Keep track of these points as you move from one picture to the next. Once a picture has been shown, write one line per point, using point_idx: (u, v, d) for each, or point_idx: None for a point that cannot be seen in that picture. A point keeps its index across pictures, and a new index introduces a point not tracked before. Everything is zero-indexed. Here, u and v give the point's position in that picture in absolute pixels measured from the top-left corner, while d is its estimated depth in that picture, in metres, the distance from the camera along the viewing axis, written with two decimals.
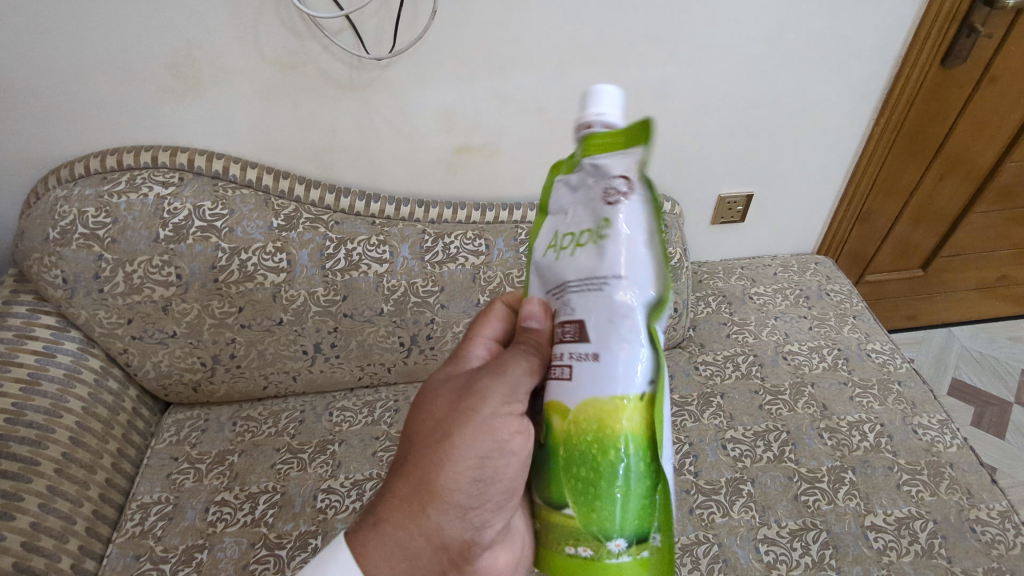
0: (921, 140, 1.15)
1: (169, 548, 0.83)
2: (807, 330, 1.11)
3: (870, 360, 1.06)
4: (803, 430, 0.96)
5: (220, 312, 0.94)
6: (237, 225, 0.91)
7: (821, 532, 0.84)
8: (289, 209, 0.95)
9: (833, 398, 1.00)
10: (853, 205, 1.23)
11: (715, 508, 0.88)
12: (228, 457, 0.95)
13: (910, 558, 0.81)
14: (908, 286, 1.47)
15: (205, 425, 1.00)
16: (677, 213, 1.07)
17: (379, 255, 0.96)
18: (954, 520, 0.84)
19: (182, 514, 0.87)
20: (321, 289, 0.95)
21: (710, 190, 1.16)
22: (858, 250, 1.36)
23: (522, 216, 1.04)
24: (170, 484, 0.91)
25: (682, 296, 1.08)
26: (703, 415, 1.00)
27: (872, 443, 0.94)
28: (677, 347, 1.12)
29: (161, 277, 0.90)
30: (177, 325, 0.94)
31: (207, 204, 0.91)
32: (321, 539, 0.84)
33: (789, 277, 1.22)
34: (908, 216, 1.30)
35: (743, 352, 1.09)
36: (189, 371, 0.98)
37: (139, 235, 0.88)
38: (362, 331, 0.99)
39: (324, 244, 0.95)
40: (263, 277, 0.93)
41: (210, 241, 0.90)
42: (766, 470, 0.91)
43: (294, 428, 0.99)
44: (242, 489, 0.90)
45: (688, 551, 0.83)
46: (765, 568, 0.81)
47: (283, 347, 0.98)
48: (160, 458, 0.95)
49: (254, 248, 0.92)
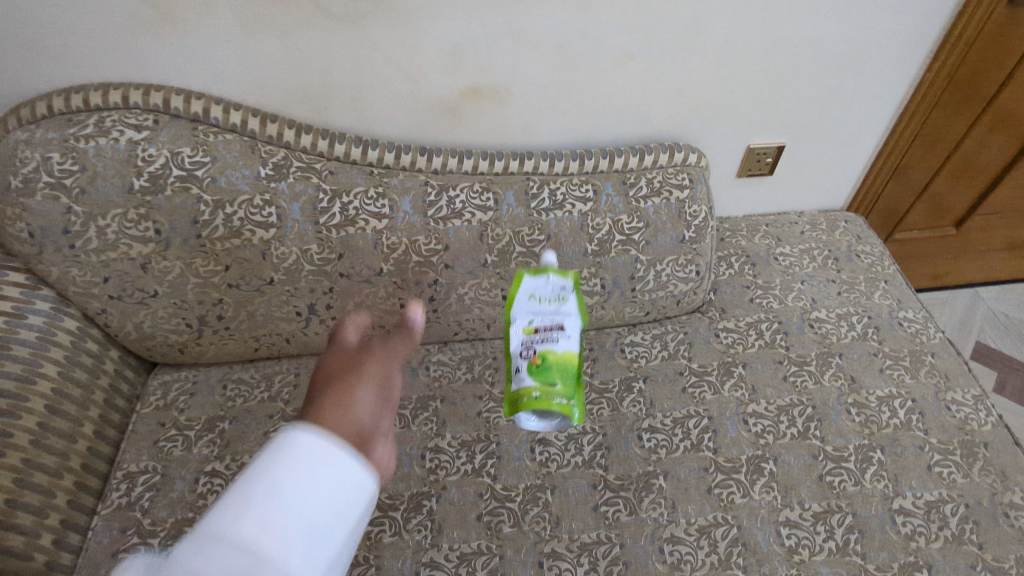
0: (973, 89, 1.04)
1: (157, 522, 0.79)
2: (835, 296, 1.03)
3: (902, 329, 0.99)
4: (830, 404, 0.89)
5: (205, 270, 0.86)
6: (221, 174, 0.83)
7: (846, 515, 0.79)
8: (278, 156, 0.86)
9: (861, 369, 0.93)
10: (892, 157, 1.13)
11: (734, 488, 0.82)
12: (219, 424, 0.89)
13: (940, 545, 0.78)
14: (937, 245, 1.39)
15: (193, 388, 0.94)
16: (704, 166, 0.98)
17: (378, 209, 0.88)
18: (987, 504, 0.81)
19: (171, 485, 0.83)
20: (315, 246, 0.87)
21: (739, 139, 1.05)
22: (890, 206, 1.27)
23: (534, 166, 0.94)
24: (158, 452, 0.86)
25: (706, 258, 0.98)
26: (723, 386, 0.92)
27: (903, 420, 0.88)
28: (696, 312, 1.03)
29: (139, 232, 0.82)
30: (159, 284, 0.86)
31: (186, 150, 0.81)
32: None
33: (818, 236, 1.13)
34: (949, 171, 1.20)
35: (766, 319, 1.00)
36: (175, 332, 0.90)
37: (112, 184, 0.80)
38: (360, 291, 0.92)
39: (317, 197, 0.86)
40: (251, 233, 0.85)
41: (192, 192, 0.82)
42: (789, 448, 0.85)
43: (288, 393, 0.93)
44: (234, 459, 0.85)
45: (706, 533, 0.78)
46: (786, 553, 0.77)
47: (275, 308, 0.91)
48: (146, 424, 0.89)
49: (240, 201, 0.84)
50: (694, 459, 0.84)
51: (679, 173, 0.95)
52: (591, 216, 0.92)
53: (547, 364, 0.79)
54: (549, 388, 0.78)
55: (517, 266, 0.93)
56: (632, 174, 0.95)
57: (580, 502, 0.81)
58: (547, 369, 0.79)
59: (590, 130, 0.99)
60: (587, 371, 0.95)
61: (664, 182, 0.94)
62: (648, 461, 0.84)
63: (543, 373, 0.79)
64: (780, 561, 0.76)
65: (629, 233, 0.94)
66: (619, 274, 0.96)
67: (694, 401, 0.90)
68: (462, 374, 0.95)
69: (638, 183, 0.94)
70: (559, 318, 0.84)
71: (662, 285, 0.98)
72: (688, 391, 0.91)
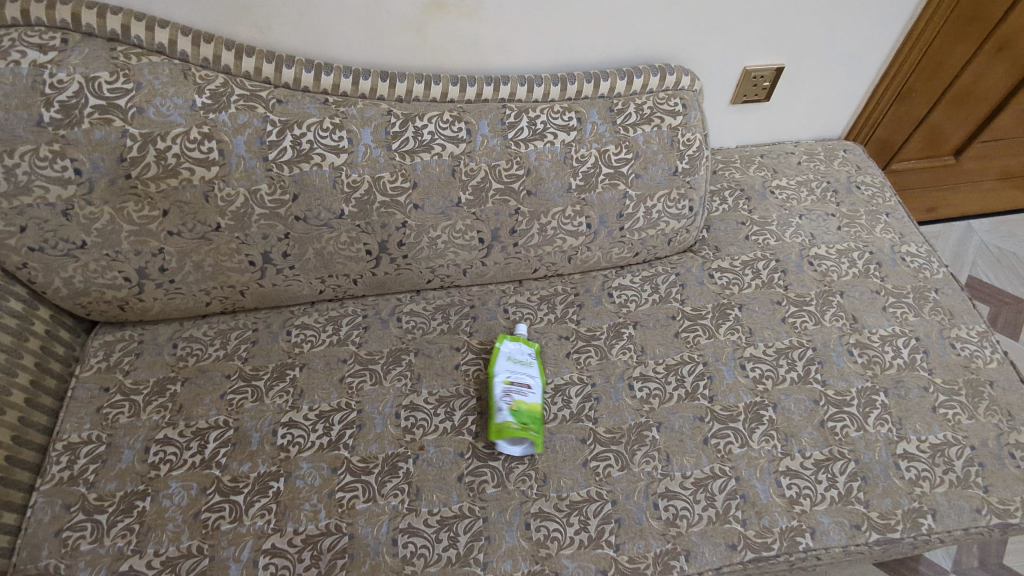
0: (990, 3, 0.94)
1: (104, 496, 0.72)
2: (835, 231, 0.96)
3: (905, 265, 0.93)
4: (831, 346, 0.84)
5: (139, 216, 0.76)
6: (148, 104, 0.71)
7: (849, 462, 0.75)
8: (215, 83, 0.74)
9: (864, 308, 0.88)
10: (897, 78, 1.04)
11: (732, 437, 0.77)
12: (169, 387, 0.81)
13: (945, 489, 0.74)
14: (934, 176, 1.32)
15: (139, 348, 0.85)
16: (696, 90, 0.89)
17: (335, 143, 0.78)
18: (993, 446, 0.77)
19: (118, 456, 0.75)
20: (265, 186, 0.77)
21: (735, 60, 0.95)
22: (888, 136, 1.18)
23: (510, 92, 0.84)
24: (101, 420, 0.78)
25: (700, 192, 0.90)
26: (719, 329, 0.86)
27: (906, 360, 0.83)
28: (688, 252, 0.96)
29: (56, 173, 0.70)
30: (86, 233, 0.75)
31: (103, 76, 0.70)
32: (284, 482, 0.73)
33: (816, 167, 1.05)
34: (954, 97, 1.11)
35: (764, 257, 0.93)
36: (111, 288, 0.80)
37: (16, 116, 0.68)
38: (319, 237, 0.82)
39: (264, 129, 0.75)
40: (190, 172, 0.74)
41: (115, 125, 0.71)
42: (789, 393, 0.80)
43: (246, 351, 0.85)
44: (187, 425, 0.77)
45: (702, 487, 0.73)
46: (787, 504, 0.73)
47: (224, 258, 0.81)
48: (88, 389, 0.80)
49: (174, 135, 0.72)
50: (689, 409, 0.79)
51: (671, 97, 0.86)
52: (575, 147, 0.83)
53: (520, 416, 0.74)
54: (523, 426, 0.74)
55: (495, 205, 0.84)
56: (619, 100, 0.86)
57: (568, 458, 0.75)
58: (521, 420, 0.74)
59: (572, 50, 0.88)
60: (573, 317, 0.88)
61: (655, 108, 0.85)
62: (640, 412, 0.79)
63: (518, 421, 0.74)
64: (780, 512, 0.72)
65: (617, 165, 0.85)
66: (606, 211, 0.87)
67: (688, 346, 0.84)
68: (437, 325, 0.88)
69: (626, 110, 0.85)
70: (526, 377, 0.78)
71: (652, 222, 0.90)
72: (681, 336, 0.85)
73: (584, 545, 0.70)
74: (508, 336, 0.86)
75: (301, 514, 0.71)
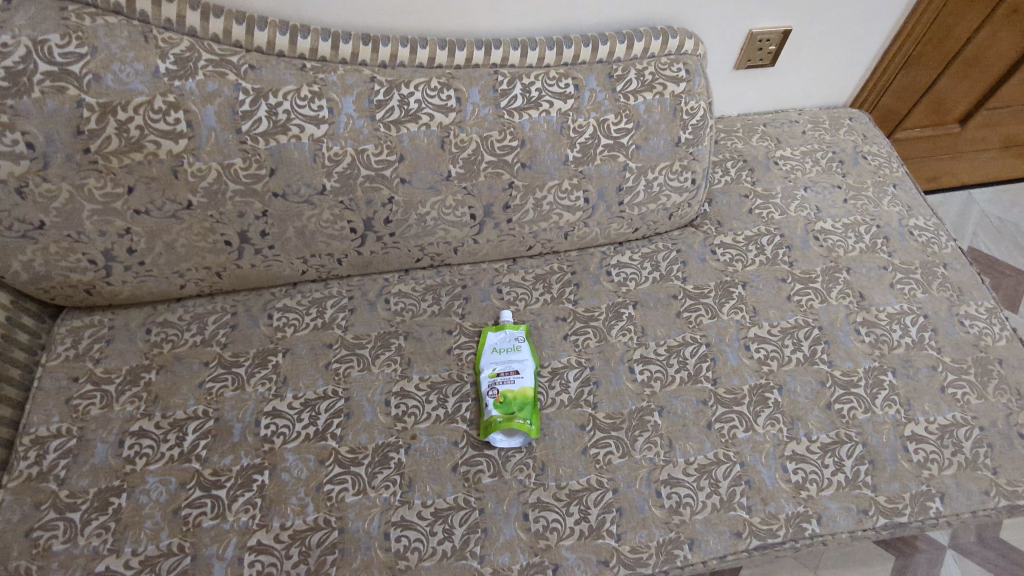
0: None
1: (76, 493, 0.68)
2: (841, 204, 0.92)
3: (913, 239, 0.90)
4: (838, 325, 0.81)
5: (101, 194, 0.70)
6: (105, 70, 0.65)
7: (856, 445, 0.73)
8: (180, 47, 0.67)
9: (871, 285, 0.84)
10: (907, 42, 0.99)
11: (736, 422, 0.74)
12: (143, 375, 0.76)
13: (953, 471, 0.72)
14: (937, 145, 1.28)
15: (110, 335, 0.80)
16: (701, 55, 0.83)
17: (314, 113, 0.72)
18: (1003, 426, 0.75)
19: (90, 450, 0.71)
20: (239, 160, 0.71)
21: (740, 22, 0.90)
22: (894, 103, 1.14)
23: (502, 57, 0.78)
24: (71, 412, 0.73)
25: (703, 163, 0.85)
26: (722, 309, 0.82)
27: (915, 339, 0.80)
28: (689, 227, 0.91)
29: (6, 148, 0.64)
30: (44, 213, 0.69)
31: (53, 39, 0.63)
32: (268, 475, 0.70)
33: (821, 136, 1.01)
34: (963, 63, 1.07)
35: (767, 232, 0.89)
36: (76, 271, 0.75)
37: None
38: (300, 215, 0.77)
39: (235, 98, 0.69)
40: (156, 146, 0.68)
41: (69, 94, 0.64)
42: (795, 375, 0.77)
43: (225, 336, 0.80)
44: (164, 416, 0.73)
45: (706, 473, 0.71)
46: (793, 489, 0.70)
47: (197, 238, 0.76)
48: (55, 379, 0.75)
49: (136, 104, 0.66)
50: (692, 392, 0.76)
51: (673, 63, 0.81)
52: (572, 117, 0.78)
53: (503, 405, 0.72)
54: (510, 413, 0.71)
55: (487, 179, 0.79)
56: (619, 66, 0.80)
57: (567, 446, 0.72)
58: (506, 409, 0.72)
59: (568, 11, 0.82)
60: (570, 297, 0.84)
61: (656, 74, 0.80)
62: (641, 396, 0.75)
63: (503, 411, 0.71)
64: (786, 498, 0.70)
65: (617, 135, 0.80)
66: (604, 184, 0.82)
67: (691, 326, 0.81)
68: (427, 306, 0.83)
69: (626, 76, 0.79)
70: (514, 364, 0.76)
71: (653, 196, 0.85)
72: (683, 316, 0.81)
73: (584, 536, 0.67)
74: (495, 324, 0.82)
75: (287, 508, 0.68)
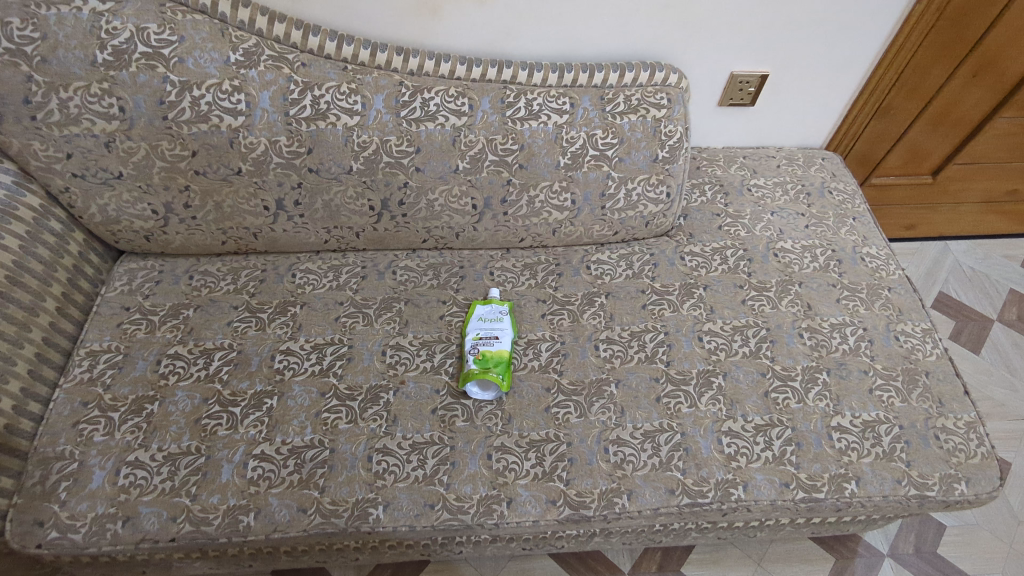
0: (962, 28, 1.02)
1: (118, 397, 0.81)
2: (803, 229, 1.04)
3: (864, 264, 1.00)
4: (784, 328, 0.92)
5: (170, 154, 0.85)
6: (188, 55, 0.81)
7: (786, 429, 0.83)
8: (249, 43, 0.83)
9: (819, 298, 0.95)
10: (875, 94, 1.12)
11: (682, 398, 0.85)
12: (183, 311, 0.90)
13: (870, 460, 0.82)
14: (913, 193, 1.39)
15: (159, 277, 0.94)
16: (684, 88, 0.97)
17: (350, 106, 0.87)
18: (921, 427, 0.84)
19: (132, 365, 0.84)
20: (283, 138, 0.86)
21: (721, 64, 1.04)
22: (868, 150, 1.26)
23: (512, 75, 0.92)
24: (121, 333, 0.87)
25: (677, 180, 0.98)
26: (683, 304, 0.94)
27: (851, 346, 0.91)
28: (664, 236, 1.04)
29: (102, 109, 0.80)
30: (123, 165, 0.85)
31: (151, 27, 0.79)
32: (277, 400, 0.82)
33: (793, 171, 1.13)
34: (930, 117, 1.19)
35: (732, 246, 1.01)
36: (140, 218, 0.90)
37: (74, 55, 0.77)
38: (328, 189, 0.91)
39: (288, 87, 0.85)
40: (219, 119, 0.84)
41: (157, 71, 0.80)
42: (739, 365, 0.88)
43: (254, 287, 0.94)
44: (196, 344, 0.87)
45: (650, 438, 0.81)
46: (724, 459, 0.80)
47: (242, 201, 0.91)
48: (110, 307, 0.90)
49: (208, 85, 0.82)
50: (647, 370, 0.87)
51: (658, 92, 0.94)
52: (565, 129, 0.92)
53: (481, 361, 0.84)
54: (485, 368, 0.83)
55: (489, 175, 0.93)
56: (610, 90, 0.94)
57: (532, 403, 0.84)
58: (483, 364, 0.83)
59: (572, 41, 0.97)
60: (551, 284, 0.97)
61: (642, 100, 0.93)
62: (602, 368, 0.87)
63: (480, 366, 0.83)
64: (718, 466, 0.80)
65: (603, 148, 0.93)
66: (590, 189, 0.96)
67: (653, 317, 0.92)
68: (428, 280, 0.96)
69: (616, 100, 0.93)
70: (496, 330, 0.88)
71: (632, 204, 0.98)
72: (648, 308, 0.93)
73: (538, 477, 0.78)
74: (483, 299, 0.94)
75: (289, 428, 0.80)
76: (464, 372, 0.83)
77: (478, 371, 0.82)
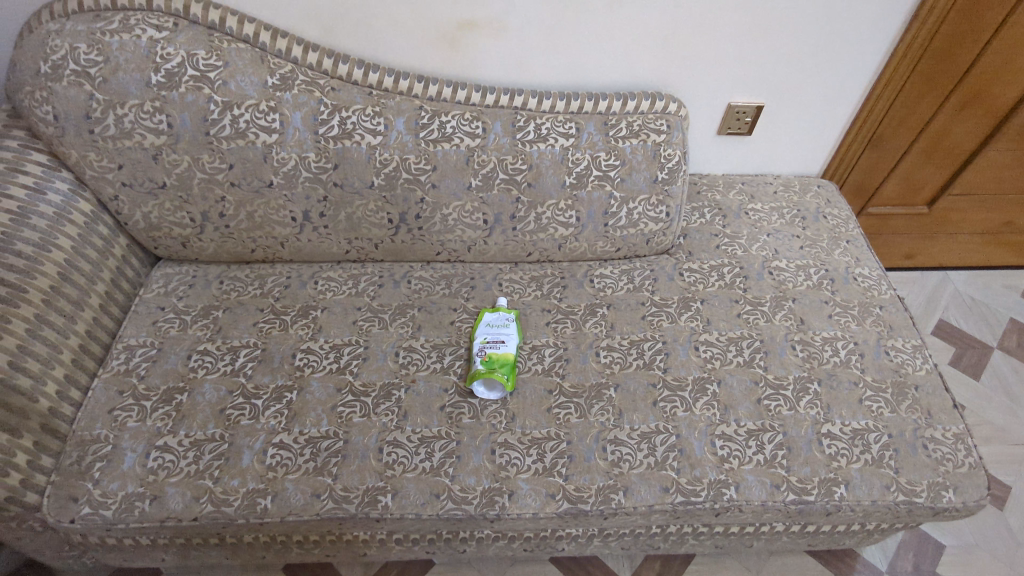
0: (946, 65, 1.10)
1: (150, 387, 0.88)
2: (798, 249, 1.09)
3: (856, 283, 1.05)
4: (776, 340, 0.96)
5: (210, 167, 0.93)
6: (231, 79, 0.90)
7: (777, 434, 0.87)
8: (285, 69, 0.92)
9: (812, 313, 1.00)
10: (866, 126, 1.19)
11: (677, 402, 0.89)
12: (213, 312, 0.97)
13: (859, 465, 0.85)
14: (910, 223, 1.44)
15: (193, 281, 1.02)
16: (684, 116, 1.03)
17: (374, 127, 0.95)
18: (909, 436, 0.88)
19: (165, 358, 0.91)
20: (312, 154, 0.95)
21: (718, 96, 1.11)
22: (864, 180, 1.31)
23: (522, 102, 1.00)
24: (156, 330, 0.94)
25: (676, 201, 1.04)
26: (680, 316, 0.99)
27: (842, 358, 0.95)
28: (664, 254, 1.10)
29: (152, 124, 0.89)
30: (167, 176, 0.94)
31: (200, 53, 0.88)
32: (296, 394, 0.88)
33: (790, 197, 1.19)
34: (922, 149, 1.25)
35: (729, 264, 1.06)
36: (179, 225, 0.98)
37: (131, 77, 0.87)
38: (351, 203, 0.99)
39: (318, 108, 0.93)
40: (255, 136, 0.92)
41: (203, 92, 0.89)
42: (734, 373, 0.92)
43: (279, 291, 1.01)
44: (224, 341, 0.93)
45: (646, 439, 0.86)
46: (717, 460, 0.84)
47: (272, 212, 0.98)
48: (147, 307, 0.97)
49: (247, 105, 0.91)
50: (644, 376, 0.92)
51: (658, 118, 1.01)
52: (571, 151, 0.99)
53: (488, 363, 0.89)
54: (492, 369, 0.88)
55: (499, 192, 1.00)
56: (614, 117, 1.01)
57: (535, 403, 0.88)
58: (490, 365, 0.89)
59: (579, 72, 1.05)
60: (556, 295, 1.02)
61: (643, 126, 1.01)
62: (602, 373, 0.92)
63: (487, 367, 0.89)
64: (710, 466, 0.84)
65: (606, 169, 1.00)
66: (593, 207, 1.02)
67: (651, 327, 0.97)
68: (440, 289, 1.03)
69: (618, 125, 1.00)
70: (502, 334, 0.93)
71: (633, 222, 1.04)
72: (647, 318, 0.99)
73: (539, 472, 0.82)
74: (492, 307, 1.00)
75: (307, 419, 0.86)
76: (472, 372, 0.89)
77: (484, 371, 0.88)
